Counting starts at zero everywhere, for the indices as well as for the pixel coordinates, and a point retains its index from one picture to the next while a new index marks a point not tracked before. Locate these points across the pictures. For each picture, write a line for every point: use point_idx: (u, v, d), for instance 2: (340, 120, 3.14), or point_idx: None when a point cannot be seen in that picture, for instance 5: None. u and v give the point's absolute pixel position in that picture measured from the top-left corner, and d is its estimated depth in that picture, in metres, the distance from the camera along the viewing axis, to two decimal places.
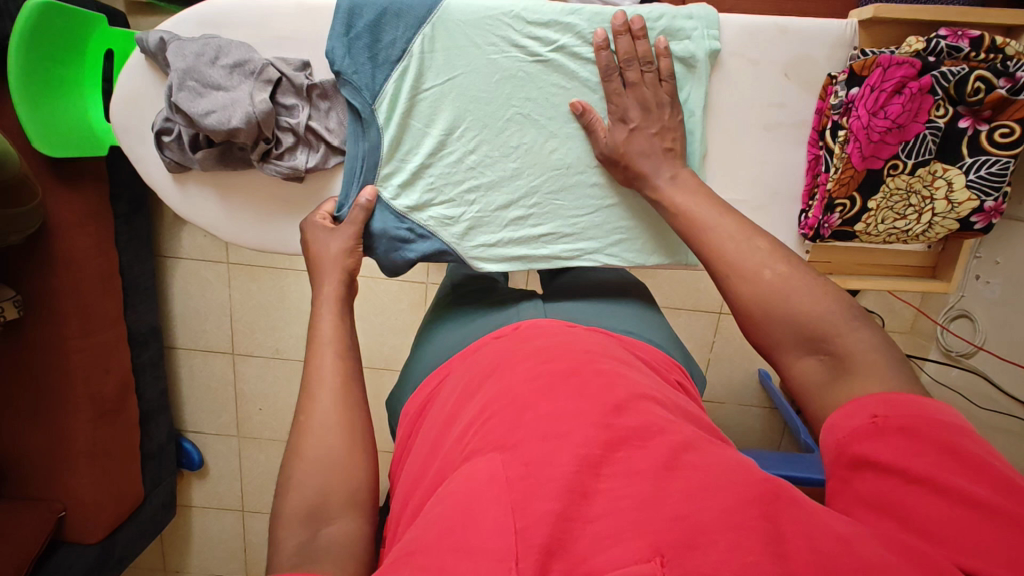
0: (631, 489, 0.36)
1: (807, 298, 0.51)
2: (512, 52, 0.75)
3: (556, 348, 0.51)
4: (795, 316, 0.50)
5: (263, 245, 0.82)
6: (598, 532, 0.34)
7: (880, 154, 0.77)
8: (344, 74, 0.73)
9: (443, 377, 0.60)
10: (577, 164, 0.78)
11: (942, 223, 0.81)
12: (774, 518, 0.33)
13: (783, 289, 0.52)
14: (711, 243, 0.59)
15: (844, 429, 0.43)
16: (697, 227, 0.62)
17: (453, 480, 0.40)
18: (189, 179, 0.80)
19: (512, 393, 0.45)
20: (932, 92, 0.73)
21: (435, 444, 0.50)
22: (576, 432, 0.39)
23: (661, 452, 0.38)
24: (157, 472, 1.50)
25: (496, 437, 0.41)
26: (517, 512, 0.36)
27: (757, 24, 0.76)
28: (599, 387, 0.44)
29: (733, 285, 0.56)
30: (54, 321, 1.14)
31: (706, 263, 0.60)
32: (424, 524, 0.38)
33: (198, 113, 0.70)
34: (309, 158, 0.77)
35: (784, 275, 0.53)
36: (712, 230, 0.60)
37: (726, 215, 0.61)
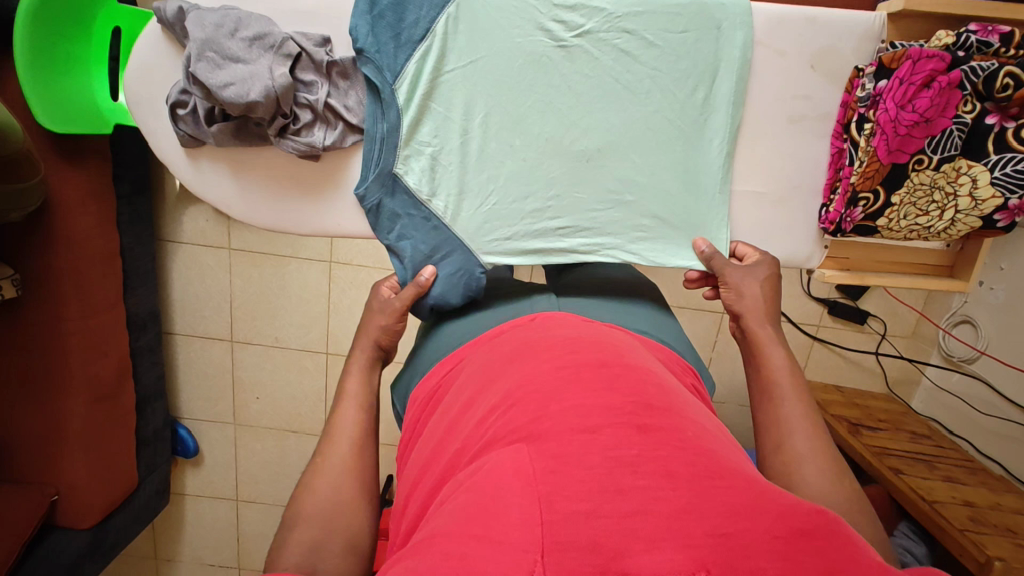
0: (669, 491, 0.35)
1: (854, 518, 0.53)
2: (537, 36, 0.74)
3: (579, 341, 0.51)
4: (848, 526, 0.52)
5: (277, 225, 0.81)
6: (633, 529, 0.34)
7: (907, 148, 0.76)
8: (366, 52, 0.71)
9: (455, 364, 0.60)
10: (598, 155, 0.77)
11: (965, 221, 0.80)
12: (827, 552, 0.32)
13: (837, 498, 0.53)
14: (780, 425, 0.60)
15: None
16: (774, 397, 0.62)
17: (475, 468, 0.40)
18: (202, 155, 0.78)
19: (538, 382, 0.46)
20: (960, 87, 0.73)
21: (449, 427, 0.50)
22: (606, 431, 0.40)
23: (696, 458, 0.38)
24: (152, 458, 1.48)
25: (523, 427, 0.41)
26: (545, 505, 0.35)
27: (784, 13, 0.76)
28: (629, 385, 0.44)
29: (793, 481, 0.56)
30: (53, 301, 1.12)
31: (765, 431, 0.61)
32: (445, 512, 0.38)
33: (216, 85, 0.68)
34: (326, 135, 0.75)
35: (845, 491, 0.54)
36: (783, 410, 0.61)
37: (804, 402, 0.61)
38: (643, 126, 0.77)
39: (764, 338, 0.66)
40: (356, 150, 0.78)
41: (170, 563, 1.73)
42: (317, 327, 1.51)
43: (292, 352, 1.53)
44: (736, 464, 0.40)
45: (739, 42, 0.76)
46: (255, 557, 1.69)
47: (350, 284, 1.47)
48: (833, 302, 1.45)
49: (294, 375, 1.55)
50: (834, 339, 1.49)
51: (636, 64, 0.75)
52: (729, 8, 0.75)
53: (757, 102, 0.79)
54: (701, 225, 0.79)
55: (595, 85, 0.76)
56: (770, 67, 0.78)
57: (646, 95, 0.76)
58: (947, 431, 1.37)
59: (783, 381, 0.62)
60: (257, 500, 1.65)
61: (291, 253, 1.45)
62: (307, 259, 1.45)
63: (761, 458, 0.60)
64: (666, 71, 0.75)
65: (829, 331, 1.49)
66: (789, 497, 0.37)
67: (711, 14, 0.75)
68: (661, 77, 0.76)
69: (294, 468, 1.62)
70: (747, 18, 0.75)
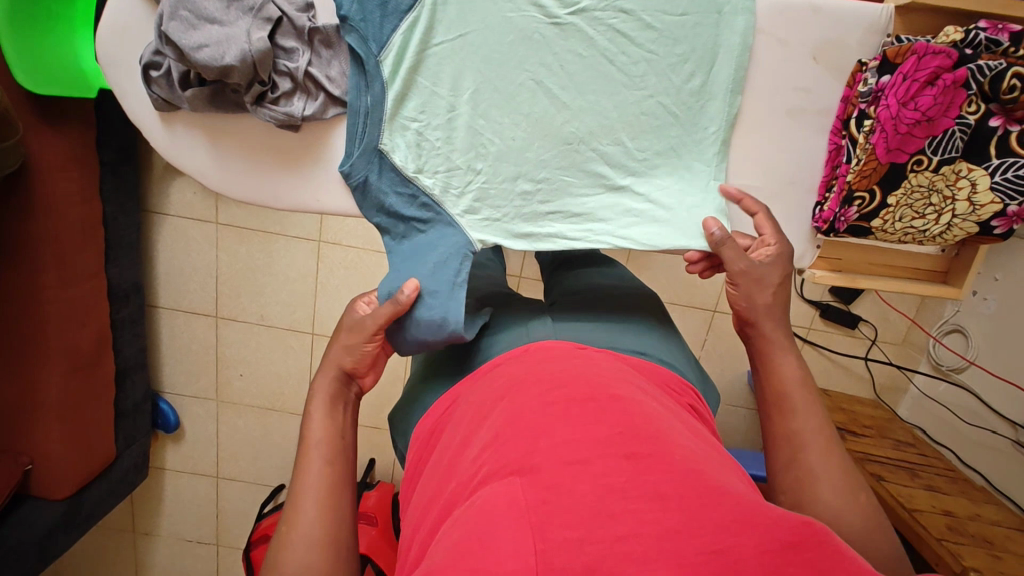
0: (658, 511, 0.36)
1: (868, 536, 0.54)
2: (529, 11, 0.72)
3: (572, 370, 0.50)
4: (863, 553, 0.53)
5: (252, 199, 0.79)
6: (626, 553, 0.34)
7: (906, 147, 0.75)
8: (351, 20, 0.68)
9: (452, 403, 0.59)
10: (590, 143, 0.75)
11: (961, 226, 0.79)
12: (814, 563, 0.33)
13: (850, 516, 0.54)
14: (792, 440, 0.59)
15: None
16: (785, 412, 0.61)
17: (470, 503, 0.40)
18: (177, 120, 0.76)
19: (528, 416, 0.45)
20: (966, 87, 0.71)
21: (446, 465, 0.49)
22: (596, 462, 0.40)
23: (685, 480, 0.38)
24: (131, 431, 1.47)
25: (513, 460, 0.42)
26: (538, 533, 0.36)
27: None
28: (619, 416, 0.44)
29: (806, 499, 0.56)
30: (31, 266, 1.09)
31: (777, 445, 0.60)
32: (439, 552, 0.38)
33: (189, 46, 0.65)
34: (307, 106, 0.72)
35: (859, 509, 0.55)
36: (794, 425, 0.60)
37: (817, 416, 0.60)
38: (636, 113, 0.74)
39: (776, 341, 0.65)
40: (338, 122, 0.75)
41: (148, 538, 1.72)
42: (303, 307, 1.49)
43: (277, 331, 1.51)
44: (726, 482, 0.40)
45: (738, 33, 0.73)
46: (235, 534, 1.69)
47: (338, 265, 1.45)
48: (825, 305, 1.44)
49: (279, 354, 1.53)
50: (824, 343, 1.48)
51: (631, 46, 0.73)
52: None
53: (757, 91, 0.77)
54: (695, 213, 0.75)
55: (587, 66, 0.73)
56: (772, 55, 0.75)
57: (639, 79, 0.74)
58: (932, 440, 1.37)
59: (795, 394, 0.61)
60: (238, 478, 1.64)
61: (279, 230, 1.43)
62: (295, 238, 1.43)
63: (770, 465, 0.60)
64: (661, 55, 0.73)
65: (819, 334, 1.48)
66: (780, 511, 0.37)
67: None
68: (657, 62, 0.73)
69: (275, 447, 1.61)
70: (750, 4, 0.73)
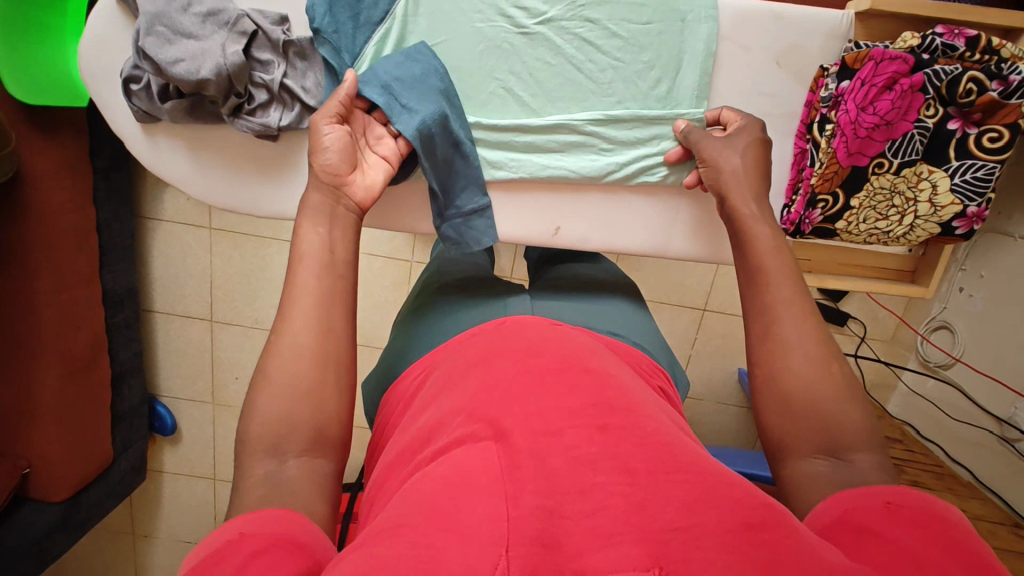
0: (626, 485, 0.38)
1: (842, 409, 0.51)
2: (498, 22, 0.74)
3: (545, 344, 0.53)
4: (835, 424, 0.51)
5: (233, 206, 0.80)
6: (593, 528, 0.36)
7: (866, 151, 0.80)
8: (323, 33, 0.70)
9: (427, 369, 0.60)
10: (557, 150, 0.79)
11: (925, 226, 0.84)
12: (773, 545, 0.34)
13: (822, 387, 0.52)
14: (766, 313, 0.57)
15: (854, 504, 0.42)
16: (761, 284, 0.59)
17: (442, 461, 0.43)
18: (159, 131, 0.77)
19: (502, 385, 0.48)
20: (923, 91, 0.76)
21: (417, 426, 0.51)
22: (568, 433, 0.43)
23: (654, 452, 0.41)
24: (128, 434, 1.49)
25: (491, 423, 0.45)
26: (510, 501, 0.38)
27: (752, 8, 0.74)
28: (589, 388, 0.47)
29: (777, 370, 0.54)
30: (24, 271, 1.11)
31: (752, 317, 0.58)
32: (407, 501, 0.40)
33: (165, 61, 0.66)
34: (283, 117, 0.73)
35: (831, 377, 0.53)
36: (772, 296, 0.58)
37: (792, 286, 0.58)
38: (601, 115, 0.77)
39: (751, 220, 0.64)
40: None
41: (147, 540, 1.74)
42: None
43: None
44: (704, 459, 0.42)
45: (704, 39, 0.74)
46: None
47: None
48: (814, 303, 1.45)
49: None
50: None
51: (598, 54, 0.75)
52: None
53: (725, 96, 0.77)
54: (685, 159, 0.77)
55: (556, 73, 0.77)
56: (736, 64, 0.76)
57: (608, 86, 0.77)
58: (920, 435, 1.38)
59: (775, 269, 0.59)
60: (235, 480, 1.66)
61: (271, 235, 1.45)
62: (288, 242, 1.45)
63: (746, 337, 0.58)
64: (628, 62, 0.75)
65: None
66: (745, 490, 0.38)
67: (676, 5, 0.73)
68: (624, 69, 0.76)
69: None
70: (712, 12, 0.74)
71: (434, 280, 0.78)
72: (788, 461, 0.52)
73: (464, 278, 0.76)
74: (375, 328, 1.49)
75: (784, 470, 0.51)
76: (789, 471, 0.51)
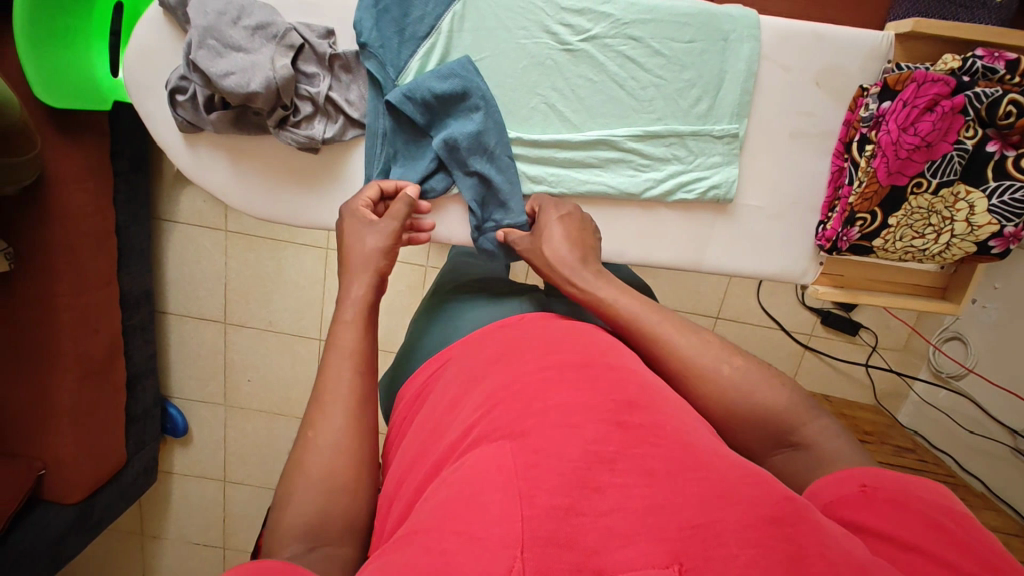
0: (645, 488, 0.38)
1: (766, 392, 0.53)
2: (542, 39, 0.76)
3: (562, 341, 0.54)
4: (774, 414, 0.52)
5: (273, 217, 0.81)
6: (609, 528, 0.36)
7: (906, 171, 0.79)
8: (370, 47, 0.72)
9: (442, 362, 0.62)
10: (596, 165, 0.80)
11: (960, 246, 0.83)
12: (794, 538, 0.34)
13: (732, 384, 0.53)
14: (655, 348, 0.56)
15: (833, 495, 0.43)
16: (629, 320, 0.58)
17: (459, 463, 0.42)
18: (200, 141, 0.78)
19: (523, 382, 0.48)
20: (964, 113, 0.76)
21: (431, 426, 0.53)
22: (588, 427, 0.42)
23: (672, 452, 0.41)
24: (141, 435, 1.49)
25: (505, 427, 0.44)
26: (525, 500, 0.37)
27: (795, 28, 0.77)
28: (611, 381, 0.47)
29: (697, 391, 0.54)
30: (44, 273, 1.11)
31: (646, 355, 0.57)
32: (428, 507, 0.40)
33: (216, 74, 0.67)
34: (327, 129, 0.75)
35: (732, 373, 0.54)
36: (648, 328, 0.57)
37: (656, 310, 0.58)
38: (640, 131, 0.79)
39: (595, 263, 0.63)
40: (356, 143, 0.78)
41: (156, 541, 1.74)
42: (311, 314, 1.51)
43: (286, 337, 1.53)
44: (724, 453, 0.42)
45: (746, 58, 0.77)
46: (242, 537, 1.71)
47: None
48: (826, 313, 1.46)
49: (287, 360, 1.55)
50: (825, 349, 1.50)
51: (641, 70, 0.77)
52: (737, 20, 0.76)
53: (762, 117, 0.81)
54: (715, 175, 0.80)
55: (597, 90, 0.78)
56: (776, 83, 0.79)
57: (649, 104, 0.78)
58: (932, 446, 1.38)
59: (633, 305, 0.59)
60: (245, 482, 1.66)
61: (287, 238, 1.45)
62: (303, 246, 1.45)
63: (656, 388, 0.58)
64: (670, 81, 0.77)
65: (821, 341, 1.49)
66: (768, 480, 0.39)
67: (721, 24, 0.76)
68: (666, 87, 0.78)
69: (283, 451, 1.63)
70: (755, 31, 0.77)
71: (448, 281, 0.80)
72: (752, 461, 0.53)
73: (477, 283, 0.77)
74: (390, 332, 1.49)
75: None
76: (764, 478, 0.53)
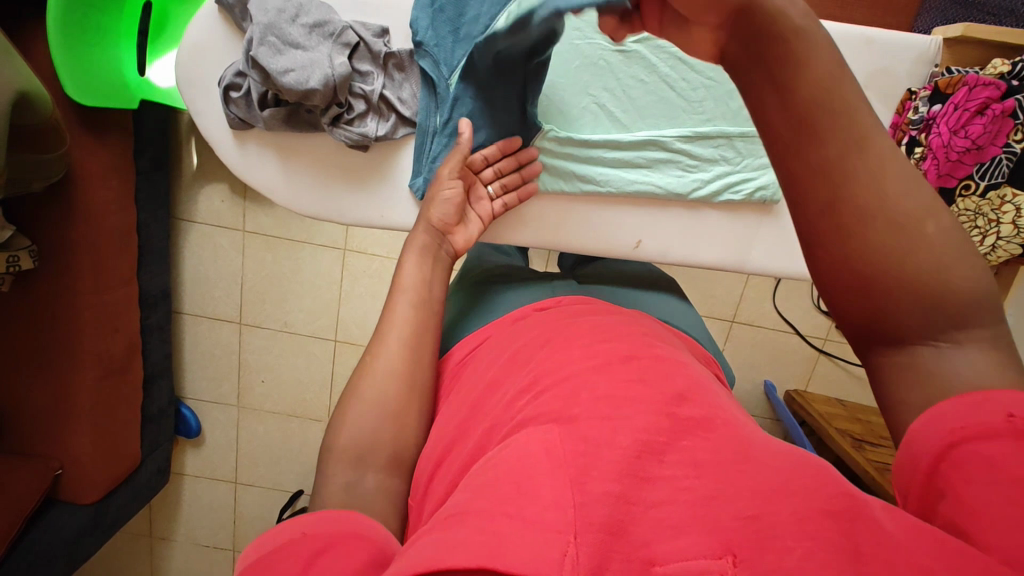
0: (694, 479, 0.37)
1: (950, 277, 0.40)
2: (596, 39, 0.80)
3: (615, 329, 0.54)
4: (945, 299, 0.40)
5: (318, 213, 0.81)
6: (660, 519, 0.35)
7: (955, 173, 0.87)
8: (425, 46, 0.74)
9: (479, 342, 0.64)
10: (644, 166, 0.82)
11: (1006, 247, 0.89)
12: (850, 532, 0.32)
13: (927, 257, 0.40)
14: (830, 168, 0.42)
15: (966, 422, 0.36)
16: (812, 131, 0.43)
17: (507, 444, 0.42)
18: (249, 138, 0.79)
19: (575, 368, 0.48)
20: (1013, 117, 0.83)
21: (469, 405, 0.54)
22: (638, 417, 0.41)
23: (724, 446, 0.40)
24: (156, 436, 1.48)
25: (555, 410, 0.43)
26: (576, 487, 0.37)
27: (843, 32, 0.78)
28: (660, 373, 0.47)
29: (856, 238, 0.42)
30: (69, 273, 1.11)
31: (815, 181, 0.43)
32: (475, 487, 0.39)
33: (276, 70, 0.70)
34: (379, 127, 0.77)
35: (926, 238, 0.40)
36: (832, 140, 0.42)
37: (861, 125, 0.42)
38: (690, 132, 0.82)
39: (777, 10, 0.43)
40: (406, 142, 0.80)
41: (165, 543, 1.72)
42: (327, 315, 1.50)
43: (300, 338, 1.53)
44: (773, 443, 0.41)
45: None
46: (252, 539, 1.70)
47: (362, 273, 1.47)
48: None
49: (300, 361, 1.54)
50: (838, 353, 1.50)
51: (691, 72, 0.81)
52: None
53: None
54: (758, 175, 0.82)
55: (649, 91, 0.82)
56: None
57: (698, 105, 0.82)
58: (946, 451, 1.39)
59: (829, 100, 0.42)
60: (256, 484, 1.65)
61: (305, 238, 1.45)
62: (320, 246, 1.45)
63: (800, 207, 0.44)
64: (720, 83, 0.81)
65: (835, 345, 1.50)
66: (820, 472, 0.38)
67: None
68: (715, 87, 0.81)
69: (295, 452, 1.62)
70: None
71: (475, 269, 0.84)
72: (885, 350, 0.43)
73: (503, 270, 0.81)
74: None
75: (875, 364, 0.44)
76: (884, 361, 0.43)
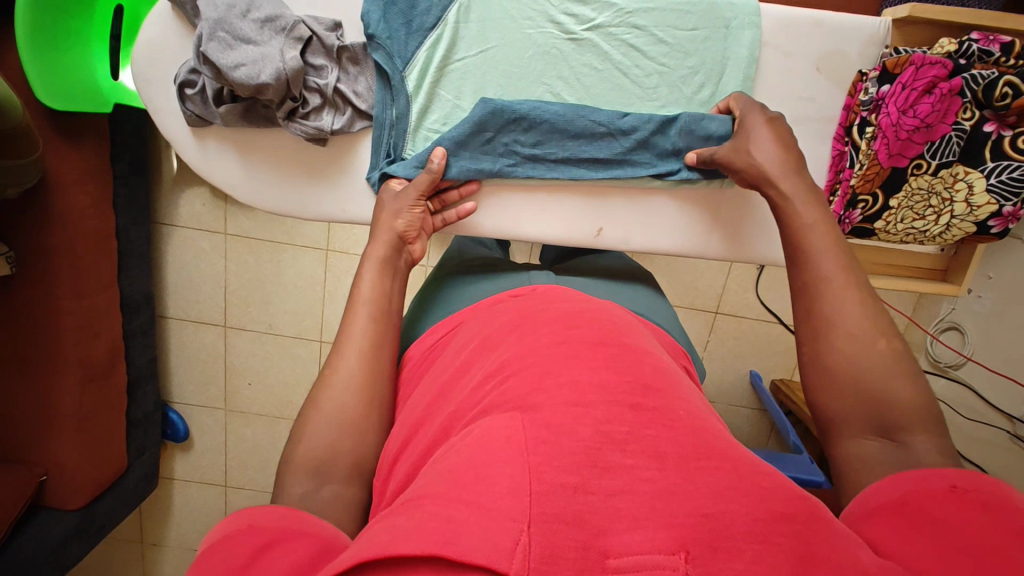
0: (654, 471, 0.37)
1: (890, 385, 0.51)
2: (547, 28, 0.79)
3: (580, 315, 0.53)
4: (882, 399, 0.50)
5: (280, 208, 0.83)
6: (618, 509, 0.35)
7: (907, 152, 0.88)
8: (378, 38, 0.75)
9: (453, 328, 0.64)
10: None
11: (959, 225, 0.95)
12: (802, 539, 0.35)
13: (871, 362, 0.52)
14: (813, 286, 0.57)
15: (919, 488, 0.43)
16: (801, 260, 0.59)
17: (469, 431, 0.42)
18: (209, 136, 0.81)
19: (537, 356, 0.47)
20: (961, 94, 0.84)
21: (435, 392, 0.54)
22: (599, 408, 0.41)
23: (686, 439, 0.40)
24: (143, 441, 1.48)
25: (517, 398, 0.43)
26: (533, 475, 0.36)
27: (793, 17, 0.82)
28: (627, 362, 0.47)
29: (825, 343, 0.54)
30: (45, 278, 1.11)
31: (803, 301, 0.57)
32: (434, 474, 0.39)
33: (227, 66, 0.70)
34: (335, 120, 0.78)
35: (882, 352, 0.52)
36: (822, 268, 0.57)
37: (845, 261, 0.57)
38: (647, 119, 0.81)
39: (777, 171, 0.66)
40: (364, 135, 0.81)
41: (157, 548, 1.72)
42: (311, 316, 1.51)
43: (286, 339, 1.53)
44: (726, 444, 0.42)
45: (749, 42, 0.81)
46: None
47: (344, 273, 1.47)
48: None
49: (286, 362, 1.55)
50: None
51: (645, 59, 0.80)
52: (738, 8, 0.80)
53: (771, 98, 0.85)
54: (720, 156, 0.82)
55: (603, 78, 0.81)
56: (777, 68, 0.83)
57: (653, 91, 0.81)
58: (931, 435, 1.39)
59: (818, 241, 0.59)
60: (246, 487, 1.65)
61: (288, 240, 1.45)
62: (303, 247, 1.46)
63: (796, 320, 0.58)
64: (674, 68, 0.80)
65: None
66: (775, 478, 0.39)
67: (723, 12, 0.80)
68: (669, 74, 0.81)
69: None
70: (755, 19, 0.80)
71: (454, 258, 0.85)
72: (839, 439, 0.52)
73: (483, 262, 0.81)
74: None
75: (836, 451, 0.52)
76: (841, 449, 0.52)
